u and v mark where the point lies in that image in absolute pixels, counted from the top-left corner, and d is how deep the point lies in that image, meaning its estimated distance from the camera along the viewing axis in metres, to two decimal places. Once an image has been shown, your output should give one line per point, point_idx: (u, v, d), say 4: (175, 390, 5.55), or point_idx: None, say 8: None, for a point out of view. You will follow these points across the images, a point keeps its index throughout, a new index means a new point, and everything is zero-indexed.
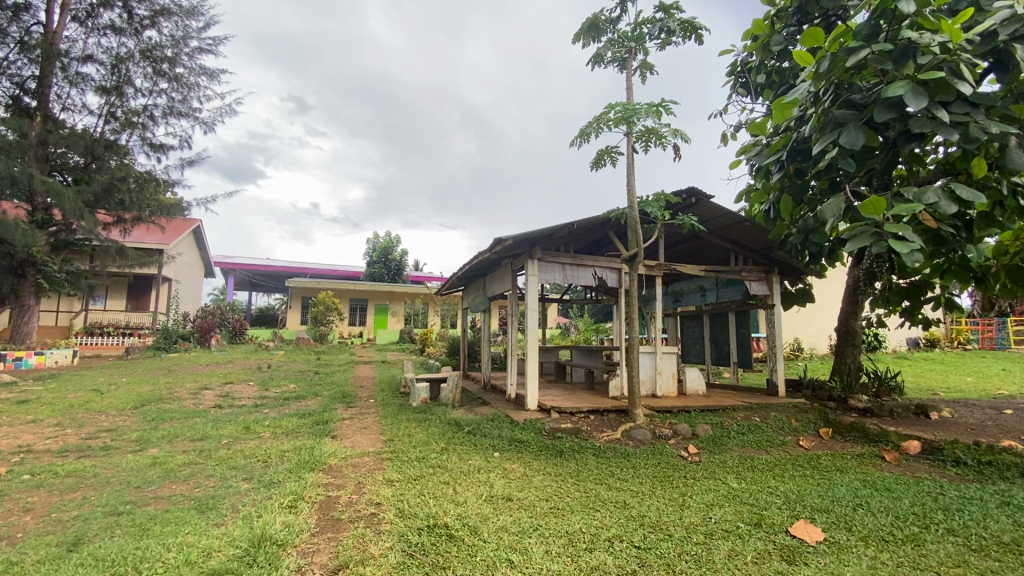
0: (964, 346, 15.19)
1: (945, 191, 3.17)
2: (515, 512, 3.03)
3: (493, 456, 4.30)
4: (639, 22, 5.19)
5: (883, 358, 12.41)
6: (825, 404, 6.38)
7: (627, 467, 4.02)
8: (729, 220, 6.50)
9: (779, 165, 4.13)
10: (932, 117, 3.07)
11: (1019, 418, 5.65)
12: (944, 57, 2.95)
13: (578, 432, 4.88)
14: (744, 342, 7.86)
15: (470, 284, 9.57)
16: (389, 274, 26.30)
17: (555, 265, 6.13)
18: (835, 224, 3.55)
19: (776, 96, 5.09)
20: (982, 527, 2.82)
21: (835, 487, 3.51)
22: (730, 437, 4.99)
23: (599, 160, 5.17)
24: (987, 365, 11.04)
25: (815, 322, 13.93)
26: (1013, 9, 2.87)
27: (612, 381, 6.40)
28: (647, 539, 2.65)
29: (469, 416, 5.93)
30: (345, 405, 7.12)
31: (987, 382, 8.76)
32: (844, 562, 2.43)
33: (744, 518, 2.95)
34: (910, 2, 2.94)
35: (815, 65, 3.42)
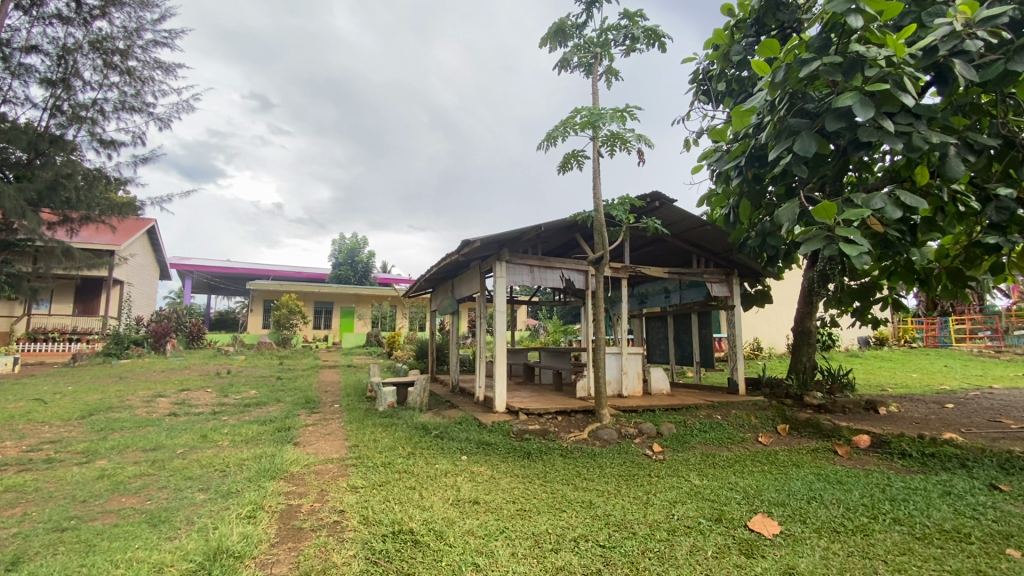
0: (910, 345, 16.06)
1: (890, 197, 3.34)
2: (481, 515, 3.02)
3: (460, 460, 4.28)
4: (605, 28, 5.28)
5: (836, 356, 13.00)
6: (782, 401, 6.61)
7: (593, 467, 4.07)
8: (692, 224, 6.66)
9: (737, 171, 4.28)
10: (879, 127, 3.22)
11: (959, 411, 6.00)
12: (889, 70, 3.11)
13: (545, 434, 4.92)
14: (706, 342, 8.09)
15: (438, 286, 9.50)
16: (356, 276, 25.81)
17: (523, 267, 6.15)
18: (790, 227, 3.70)
19: (735, 103, 5.25)
20: (925, 516, 2.97)
21: (791, 481, 3.65)
22: (692, 435, 5.12)
23: (565, 163, 5.22)
24: (931, 362, 11.69)
25: (773, 322, 14.47)
26: (951, 26, 3.06)
27: (579, 381, 6.47)
28: (612, 537, 2.69)
29: (436, 419, 5.87)
30: (308, 411, 6.94)
31: (930, 378, 9.29)
32: (799, 553, 2.52)
33: (705, 514, 3.02)
34: (858, 18, 3.08)
35: (771, 75, 3.56)
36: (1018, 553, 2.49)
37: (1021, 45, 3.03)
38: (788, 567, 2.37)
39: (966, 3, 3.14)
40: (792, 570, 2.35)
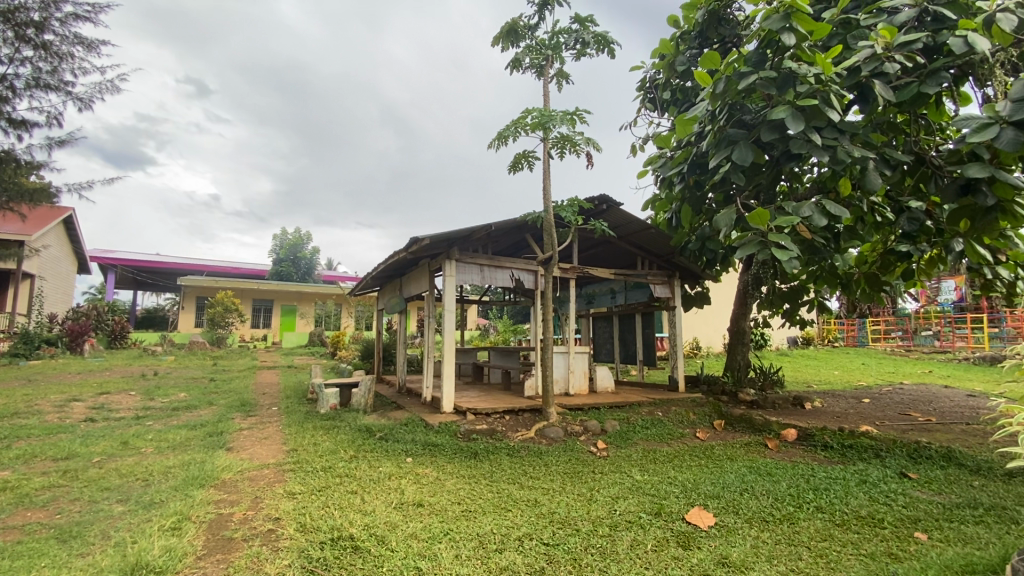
0: (833, 344, 17.30)
1: (817, 206, 3.57)
2: (425, 518, 2.97)
3: (405, 462, 4.19)
4: (556, 31, 5.33)
5: (767, 355, 13.81)
6: (719, 398, 6.93)
7: (539, 465, 4.10)
8: (637, 227, 6.86)
9: (680, 177, 4.44)
10: (808, 140, 3.43)
11: (874, 406, 6.51)
12: (818, 87, 3.32)
13: (493, 433, 4.92)
14: (649, 341, 8.36)
15: (386, 285, 9.29)
16: (298, 274, 24.76)
17: (473, 266, 6.11)
18: (727, 233, 3.87)
19: (679, 112, 5.45)
20: (844, 503, 3.20)
21: (725, 474, 3.82)
22: (635, 431, 5.27)
23: (516, 163, 5.23)
24: (851, 361, 12.63)
25: (711, 323, 15.19)
26: (872, 49, 3.31)
27: (527, 381, 6.51)
28: (555, 535, 2.71)
29: (380, 421, 5.73)
30: (244, 415, 6.58)
31: (849, 375, 10.04)
32: (731, 543, 2.64)
33: (646, 508, 3.11)
34: (791, 36, 3.27)
35: (712, 86, 3.71)
36: (924, 536, 2.72)
37: (932, 69, 3.32)
38: (721, 557, 2.48)
39: (886, 28, 3.41)
40: (725, 560, 2.45)
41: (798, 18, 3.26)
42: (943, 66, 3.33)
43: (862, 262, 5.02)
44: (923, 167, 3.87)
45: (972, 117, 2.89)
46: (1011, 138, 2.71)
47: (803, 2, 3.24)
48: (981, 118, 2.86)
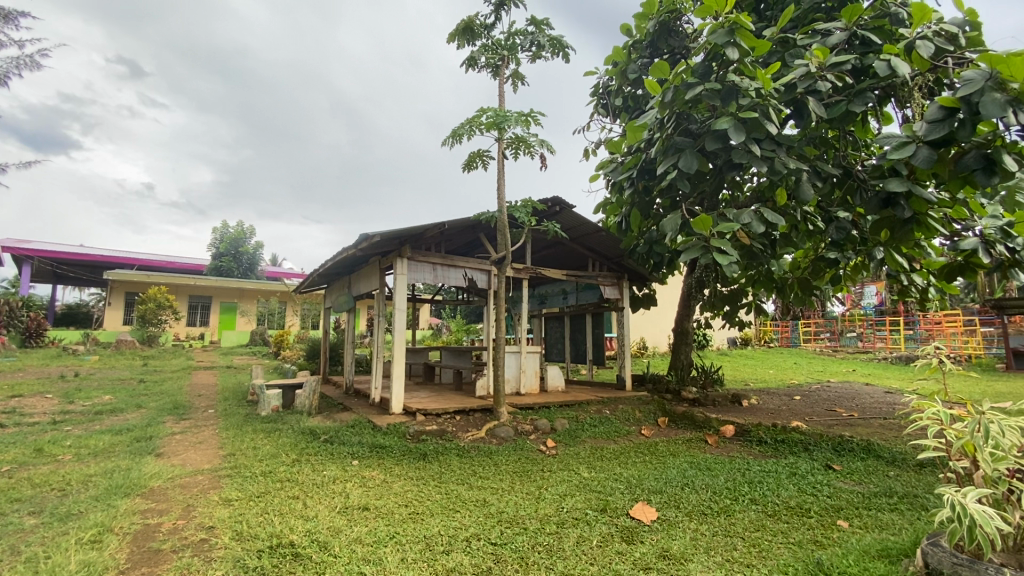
0: (768, 344, 18.31)
1: (755, 213, 3.78)
2: (370, 522, 2.90)
3: (351, 465, 4.08)
4: (512, 32, 5.35)
5: (709, 354, 14.44)
6: (663, 396, 7.18)
7: (489, 464, 4.10)
8: (589, 230, 6.99)
9: (630, 182, 4.58)
10: (749, 150, 3.61)
11: (804, 402, 6.94)
12: (758, 101, 3.50)
13: (443, 434, 4.88)
14: (598, 341, 8.54)
15: (334, 283, 9.01)
16: (239, 269, 23.59)
17: (425, 265, 6.02)
18: (673, 237, 4.03)
19: (631, 119, 5.60)
20: (776, 495, 3.39)
21: (668, 470, 3.96)
22: (584, 429, 5.37)
23: (470, 162, 5.21)
24: (785, 360, 13.39)
25: (657, 323, 15.72)
26: (807, 67, 3.52)
27: (478, 381, 6.50)
28: (503, 534, 2.72)
29: (325, 423, 5.55)
30: (176, 418, 6.20)
31: (782, 374, 10.65)
32: (672, 537, 2.73)
33: (592, 505, 3.18)
34: (735, 50, 3.43)
35: (661, 94, 3.85)
36: (845, 524, 2.93)
37: (859, 89, 3.58)
38: (662, 550, 2.56)
39: (820, 48, 3.64)
40: (666, 553, 2.54)
41: (741, 34, 3.43)
42: (869, 87, 3.59)
43: (795, 268, 5.32)
44: (850, 180, 4.16)
45: (893, 135, 3.13)
46: (925, 156, 2.97)
47: (745, 19, 3.40)
48: (900, 137, 3.11)
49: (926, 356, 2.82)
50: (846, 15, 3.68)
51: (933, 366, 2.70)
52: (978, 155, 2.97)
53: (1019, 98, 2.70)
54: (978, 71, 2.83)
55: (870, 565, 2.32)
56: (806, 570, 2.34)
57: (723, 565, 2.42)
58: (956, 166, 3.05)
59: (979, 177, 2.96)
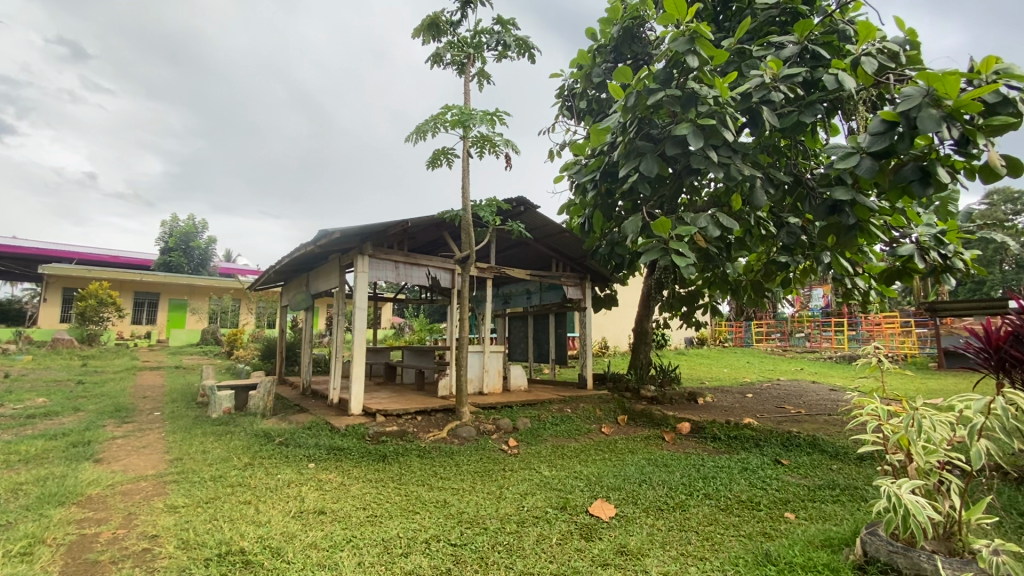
0: (723, 344, 18.98)
1: (712, 218, 3.91)
2: (327, 526, 2.82)
3: (307, 468, 3.96)
4: (478, 30, 5.33)
5: (667, 354, 14.83)
6: (623, 394, 7.33)
7: (450, 465, 4.08)
8: (553, 230, 7.04)
9: (593, 184, 4.65)
10: (707, 156, 3.73)
11: (755, 400, 7.23)
12: (717, 108, 3.61)
13: (403, 435, 4.81)
14: (561, 341, 8.62)
15: (291, 280, 8.73)
16: (189, 265, 22.52)
17: (387, 263, 5.92)
18: (634, 239, 4.13)
19: (594, 122, 5.67)
20: (728, 489, 3.51)
21: (626, 467, 4.04)
22: (545, 428, 5.41)
23: (435, 160, 5.15)
24: (738, 359, 13.90)
25: (618, 324, 16.02)
26: (762, 78, 3.66)
27: (440, 380, 6.44)
28: (463, 535, 2.70)
29: (280, 425, 5.37)
30: (118, 422, 5.86)
31: (736, 372, 11.06)
32: (629, 532, 2.79)
33: (552, 503, 3.21)
34: (695, 58, 3.52)
35: (624, 98, 3.92)
36: (792, 515, 3.06)
37: (810, 101, 3.76)
38: (620, 546, 2.62)
39: (774, 60, 3.79)
40: (624, 548, 2.59)
41: (701, 43, 3.52)
42: (818, 99, 3.77)
43: (748, 270, 5.53)
44: (800, 188, 4.35)
45: (840, 146, 3.30)
46: (868, 167, 3.14)
47: (705, 28, 3.50)
48: (846, 148, 3.28)
49: (866, 355, 2.99)
50: (798, 30, 3.85)
51: (873, 365, 2.85)
52: (915, 167, 3.16)
53: (952, 115, 2.89)
54: (917, 89, 3.01)
55: (814, 554, 2.43)
56: (755, 561, 2.43)
57: (677, 559, 2.49)
58: (896, 176, 3.24)
59: (916, 187, 3.16)
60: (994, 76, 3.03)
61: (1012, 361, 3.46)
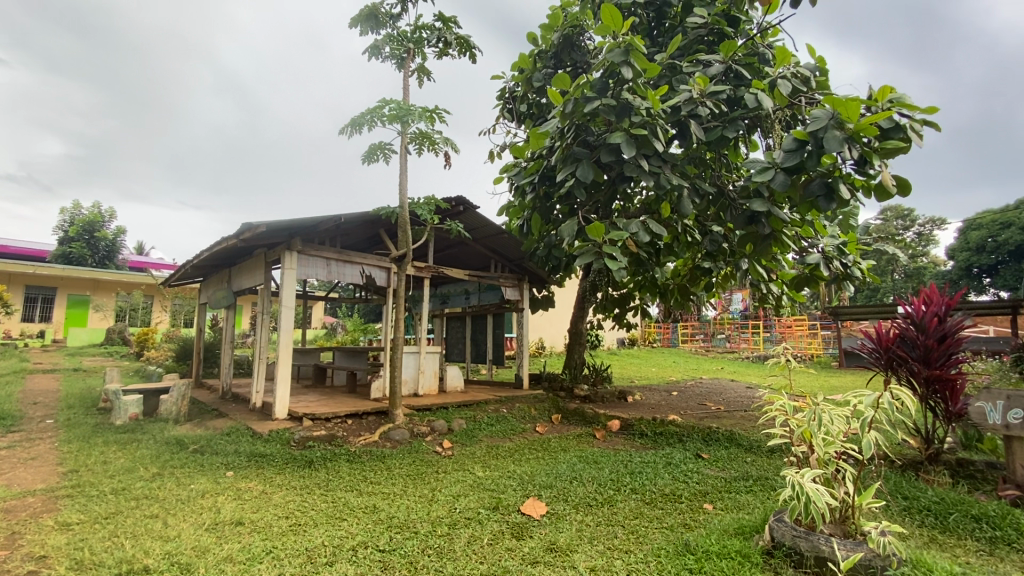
0: (652, 344, 19.87)
1: (643, 224, 4.10)
2: (245, 537, 2.66)
3: (224, 477, 3.72)
4: (418, 26, 5.24)
5: (601, 354, 15.31)
6: (558, 393, 7.49)
7: (381, 469, 3.97)
8: (492, 231, 7.06)
9: (532, 187, 4.72)
10: (638, 165, 3.90)
11: (681, 397, 7.63)
12: (648, 120, 3.77)
13: (332, 439, 4.64)
14: (499, 341, 8.66)
15: (211, 276, 8.17)
16: (93, 257, 20.48)
17: (318, 260, 5.68)
18: (569, 242, 4.26)
19: (534, 125, 5.75)
20: (653, 484, 3.67)
21: (558, 464, 4.13)
22: (481, 429, 5.41)
23: (371, 154, 5.01)
24: (665, 359, 14.61)
25: (554, 324, 16.34)
26: (690, 93, 3.87)
27: (373, 382, 6.27)
28: (393, 540, 2.65)
29: (195, 432, 5.00)
30: (1, 432, 5.21)
31: (663, 371, 11.61)
32: (559, 529, 2.85)
33: (484, 504, 3.21)
34: (630, 70, 3.66)
35: (562, 104, 4.00)
36: (710, 506, 3.26)
37: (733, 118, 4.02)
38: (549, 543, 2.66)
39: (701, 77, 4.02)
40: (553, 545, 2.64)
41: (635, 55, 3.66)
42: (740, 116, 4.03)
43: (676, 275, 5.82)
44: (722, 199, 4.64)
45: (757, 161, 3.55)
46: (781, 181, 3.41)
47: (639, 42, 3.64)
48: (763, 163, 3.55)
49: (776, 355, 3.22)
50: (724, 49, 4.11)
51: (782, 364, 3.09)
52: (822, 183, 3.45)
53: (853, 137, 3.20)
54: (824, 111, 3.30)
55: (728, 542, 2.59)
56: (675, 551, 2.56)
57: (604, 553, 2.57)
58: (805, 191, 3.53)
59: (821, 202, 3.45)
60: (889, 104, 3.37)
61: (899, 359, 3.87)
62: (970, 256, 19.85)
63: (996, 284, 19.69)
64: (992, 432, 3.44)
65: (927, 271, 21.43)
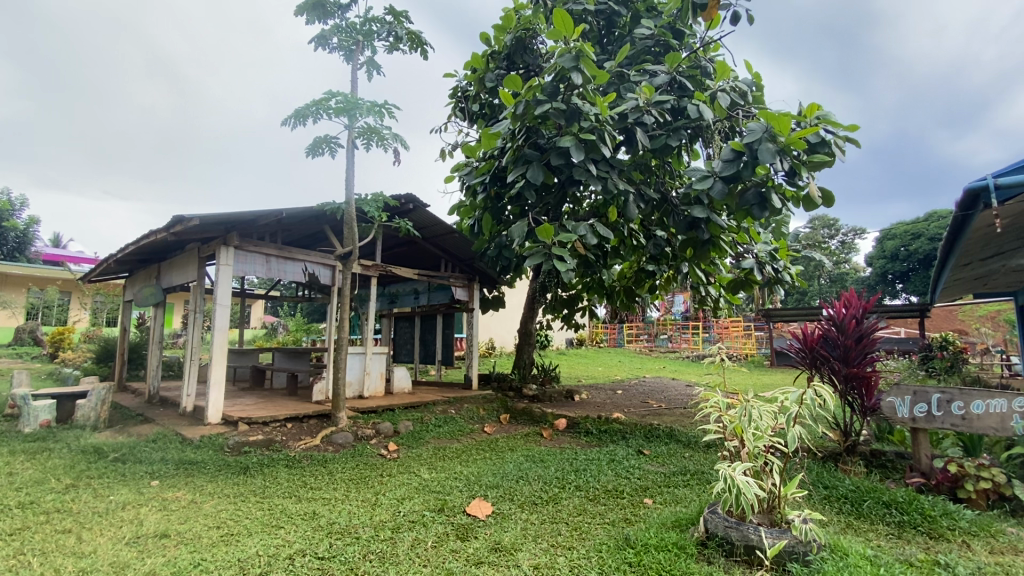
0: (599, 344, 20.37)
1: (591, 227, 4.20)
2: (170, 550, 2.51)
3: (149, 487, 3.49)
4: (368, 18, 5.12)
5: (550, 355, 15.54)
6: (507, 393, 7.53)
7: (322, 473, 3.85)
8: (442, 230, 7.00)
9: (483, 187, 4.74)
10: (587, 169, 3.99)
11: (625, 396, 7.86)
12: (597, 125, 3.87)
13: (270, 444, 4.45)
14: (448, 341, 8.60)
15: (138, 272, 7.63)
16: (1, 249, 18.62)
17: (256, 256, 5.41)
18: (519, 243, 4.32)
19: (486, 126, 5.76)
20: (597, 480, 3.76)
21: (505, 464, 4.16)
22: (428, 430, 5.34)
23: (316, 148, 4.85)
24: (612, 359, 15.02)
25: (504, 324, 16.42)
26: (637, 102, 4.00)
27: (316, 384, 6.06)
28: (332, 547, 2.57)
29: (116, 439, 4.65)
30: None
31: (609, 370, 11.94)
32: (504, 529, 2.86)
33: (429, 506, 3.17)
34: (580, 76, 3.73)
35: (514, 106, 4.02)
36: (650, 501, 3.37)
37: (676, 127, 4.20)
38: (494, 543, 2.67)
39: (647, 86, 4.15)
40: (498, 545, 2.64)
41: (585, 61, 3.72)
42: (683, 126, 4.21)
43: (622, 277, 5.99)
44: (666, 204, 4.83)
45: (698, 169, 3.72)
46: (719, 190, 3.59)
47: (588, 48, 3.71)
48: (703, 171, 3.70)
49: (712, 355, 3.37)
50: (668, 61, 4.27)
51: (717, 363, 3.24)
52: (756, 193, 3.66)
53: (784, 149, 3.41)
54: (759, 124, 3.50)
55: (666, 535, 2.69)
56: (616, 546, 2.63)
57: (548, 550, 2.60)
58: (740, 200, 3.73)
59: (755, 211, 3.66)
60: (816, 120, 3.62)
61: (822, 358, 4.20)
62: (886, 263, 21.69)
63: (907, 290, 21.58)
64: (901, 424, 3.76)
65: (849, 277, 23.19)
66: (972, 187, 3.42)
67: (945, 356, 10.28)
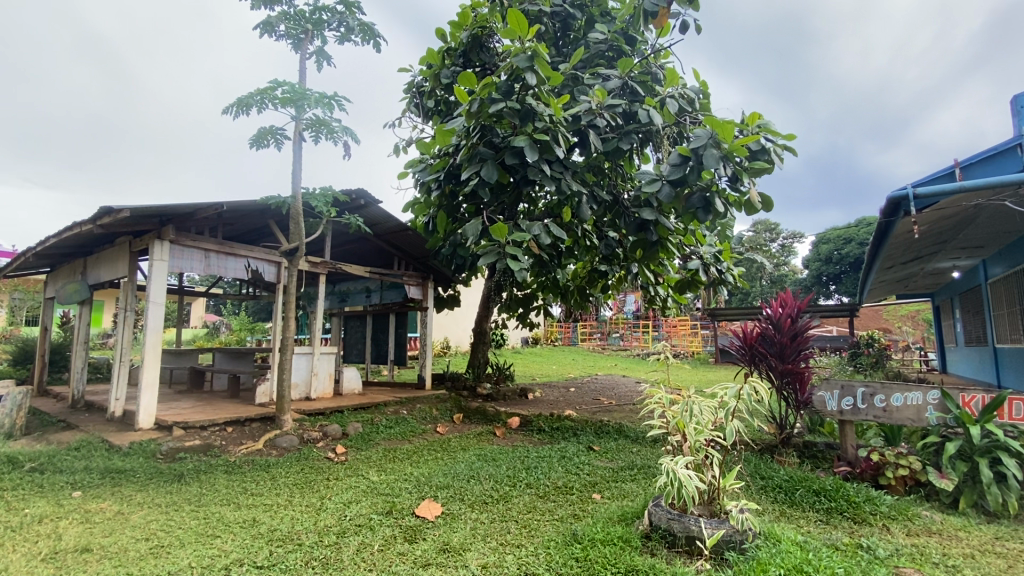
0: (553, 343, 20.60)
1: (544, 226, 4.25)
2: (92, 566, 2.34)
3: (70, 498, 3.24)
4: (317, 6, 4.95)
5: (505, 354, 15.58)
6: (460, 392, 7.48)
7: (265, 479, 3.70)
8: (394, 227, 6.88)
9: (437, 184, 4.68)
10: (541, 169, 4.04)
11: (578, 394, 7.98)
12: (552, 126, 3.91)
13: (208, 450, 4.24)
14: (401, 341, 8.45)
15: (61, 267, 7.05)
16: None
17: (194, 251, 5.13)
18: (473, 242, 4.31)
19: (442, 123, 5.69)
20: (547, 477, 3.80)
21: (457, 463, 4.14)
22: (378, 432, 5.23)
23: (261, 139, 4.65)
24: (566, 357, 15.23)
25: (459, 324, 16.33)
26: (589, 104, 4.07)
27: (259, 386, 5.81)
28: (273, 555, 2.47)
29: (32, 448, 4.29)
30: None
31: (564, 369, 12.09)
32: (453, 529, 2.85)
33: (377, 509, 3.11)
34: (535, 76, 3.74)
35: (468, 103, 4.00)
36: (597, 496, 3.44)
37: (627, 131, 4.30)
38: (442, 544, 2.65)
39: (600, 89, 4.22)
40: (446, 546, 2.63)
41: (539, 62, 3.73)
42: (634, 130, 4.33)
43: (576, 276, 6.07)
44: (618, 206, 4.94)
45: (648, 172, 3.82)
46: (667, 193, 3.69)
47: (542, 49, 3.72)
48: (652, 174, 3.80)
49: (658, 353, 3.47)
50: (620, 67, 4.37)
51: (662, 361, 3.34)
52: (701, 197, 3.80)
53: (727, 156, 3.56)
54: (704, 131, 3.62)
55: (612, 529, 2.76)
56: (563, 542, 2.67)
57: (496, 549, 2.61)
58: (686, 203, 3.85)
59: (700, 214, 3.79)
60: (757, 128, 3.81)
61: (760, 355, 4.43)
62: (820, 266, 23.08)
63: (840, 290, 22.99)
64: (831, 416, 4.01)
65: (787, 278, 24.50)
66: (895, 196, 3.69)
67: (872, 352, 11.04)
